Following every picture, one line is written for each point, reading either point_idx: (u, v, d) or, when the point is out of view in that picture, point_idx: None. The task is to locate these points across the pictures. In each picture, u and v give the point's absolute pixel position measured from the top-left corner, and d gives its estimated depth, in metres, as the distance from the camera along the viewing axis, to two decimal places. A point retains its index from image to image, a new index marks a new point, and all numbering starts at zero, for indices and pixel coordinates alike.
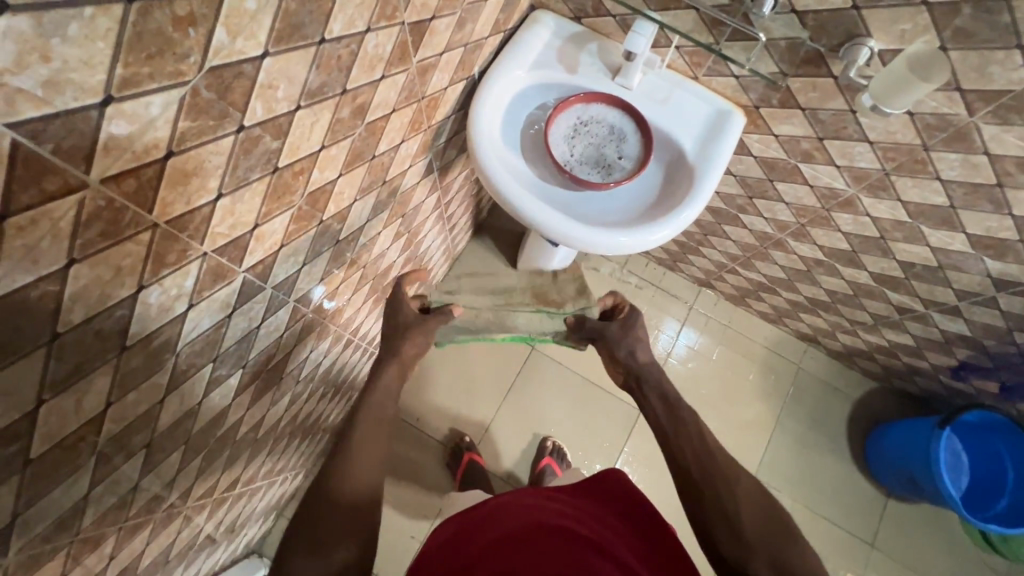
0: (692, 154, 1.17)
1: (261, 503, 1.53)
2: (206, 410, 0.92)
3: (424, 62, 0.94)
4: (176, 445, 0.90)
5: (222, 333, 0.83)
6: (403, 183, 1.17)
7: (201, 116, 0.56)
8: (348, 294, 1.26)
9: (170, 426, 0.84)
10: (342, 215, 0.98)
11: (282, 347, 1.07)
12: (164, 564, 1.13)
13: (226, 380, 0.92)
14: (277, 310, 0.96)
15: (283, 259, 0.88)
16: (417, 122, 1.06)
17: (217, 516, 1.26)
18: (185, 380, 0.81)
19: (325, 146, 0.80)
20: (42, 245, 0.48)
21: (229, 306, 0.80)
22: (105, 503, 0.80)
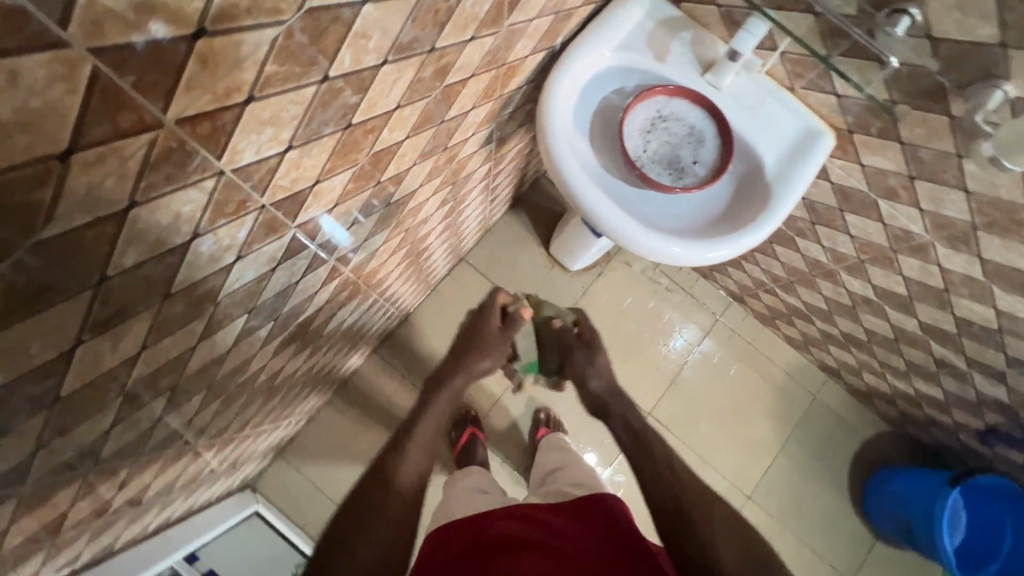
0: (771, 170, 1.09)
1: (264, 444, 1.53)
2: (232, 359, 0.89)
3: (514, 27, 0.86)
4: (199, 388, 0.87)
5: (262, 286, 0.78)
6: (462, 151, 1.10)
7: (289, 61, 0.50)
8: (385, 255, 1.21)
9: (197, 371, 0.81)
10: (398, 179, 0.92)
11: (313, 303, 1.03)
12: (168, 493, 1.14)
13: (256, 331, 0.89)
14: (317, 267, 0.91)
15: (334, 218, 0.83)
16: (491, 90, 0.98)
17: (222, 454, 1.26)
18: (219, 329, 0.77)
19: (400, 106, 0.74)
20: (106, 184, 0.43)
21: (275, 260, 0.76)
22: (124, 439, 0.78)
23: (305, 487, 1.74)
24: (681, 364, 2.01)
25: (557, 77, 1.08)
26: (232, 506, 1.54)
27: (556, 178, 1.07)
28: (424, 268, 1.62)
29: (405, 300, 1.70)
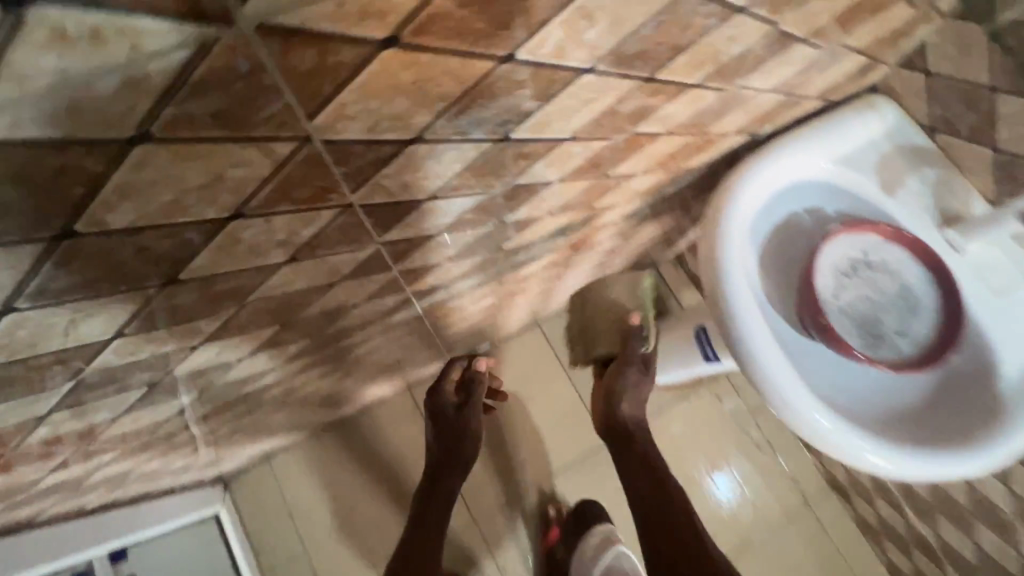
0: (1006, 382, 0.79)
1: (253, 448, 1.32)
2: (242, 367, 0.69)
3: (742, 93, 0.65)
4: (191, 389, 0.68)
5: (311, 299, 0.59)
6: (603, 216, 0.89)
7: (473, 7, 0.31)
8: (466, 301, 1.00)
9: (193, 370, 0.62)
10: (523, 224, 0.72)
11: (361, 330, 0.82)
12: (121, 478, 0.94)
13: (285, 344, 0.69)
14: (385, 293, 0.71)
15: (430, 245, 0.63)
16: (672, 159, 0.77)
17: (201, 451, 1.06)
18: (235, 334, 0.58)
19: (574, 139, 0.54)
20: (99, 89, 0.24)
21: (339, 275, 0.56)
22: (71, 426, 0.59)
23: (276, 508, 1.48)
24: (747, 543, 1.61)
25: (747, 170, 0.85)
26: (193, 502, 1.33)
27: (713, 293, 0.82)
28: (496, 322, 1.39)
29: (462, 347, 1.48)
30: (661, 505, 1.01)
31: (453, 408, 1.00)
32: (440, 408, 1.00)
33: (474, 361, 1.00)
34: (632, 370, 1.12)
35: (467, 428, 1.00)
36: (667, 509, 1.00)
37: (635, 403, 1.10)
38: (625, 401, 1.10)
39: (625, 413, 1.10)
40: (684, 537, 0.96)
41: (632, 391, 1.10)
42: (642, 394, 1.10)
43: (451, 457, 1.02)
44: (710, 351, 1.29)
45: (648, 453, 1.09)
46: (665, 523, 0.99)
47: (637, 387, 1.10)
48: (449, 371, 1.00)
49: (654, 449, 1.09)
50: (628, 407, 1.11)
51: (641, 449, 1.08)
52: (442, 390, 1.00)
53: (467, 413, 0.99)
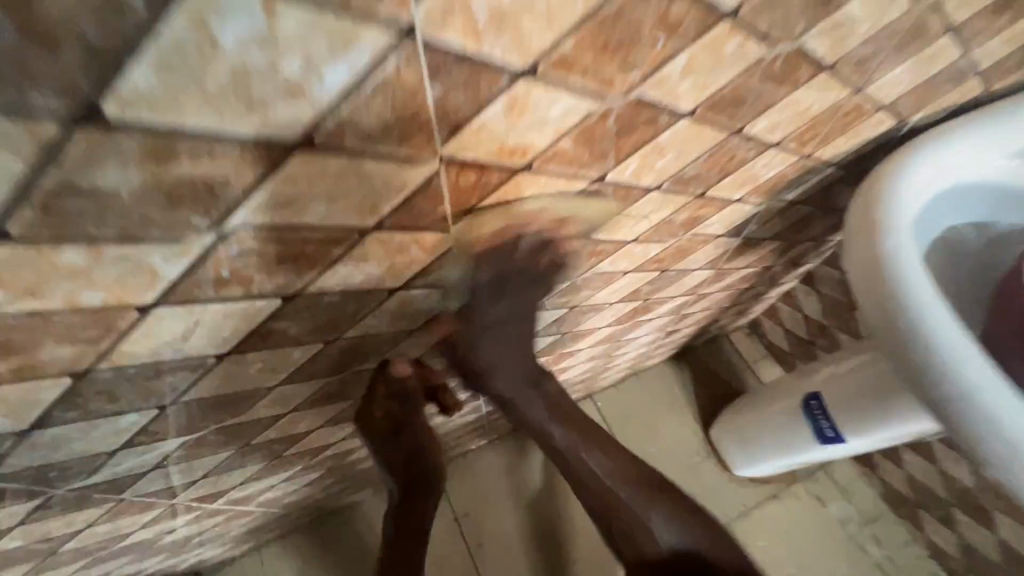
0: None
1: (236, 532, 1.04)
2: (219, 375, 0.48)
3: (926, 24, 0.49)
4: (140, 406, 0.46)
5: (327, 257, 0.39)
6: (708, 223, 0.69)
7: None
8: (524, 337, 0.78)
9: (142, 364, 0.41)
10: (622, 199, 0.53)
11: (389, 347, 0.60)
12: (47, 556, 0.69)
13: (283, 344, 0.48)
14: (431, 284, 0.50)
15: (504, 198, 0.43)
16: (811, 134, 0.59)
17: (164, 526, 0.80)
18: (207, 301, 0.38)
19: (731, 23, 0.37)
20: None
21: (373, 215, 0.37)
22: None
23: None
24: None
25: (891, 152, 0.68)
26: None
27: (869, 305, 0.61)
28: None
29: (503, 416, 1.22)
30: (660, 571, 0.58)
31: (385, 418, 0.61)
32: (371, 422, 0.62)
33: (438, 322, 0.57)
34: (499, 329, 0.55)
35: (423, 434, 0.63)
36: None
37: (553, 413, 0.59)
38: (540, 412, 0.59)
39: (482, 361, 0.56)
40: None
41: (513, 376, 0.57)
42: (549, 393, 0.60)
43: (415, 467, 0.63)
44: (828, 425, 0.98)
45: (626, 472, 0.60)
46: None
47: (501, 344, 0.55)
48: (380, 379, 0.61)
49: (605, 469, 0.59)
50: (553, 422, 0.59)
51: (607, 496, 0.59)
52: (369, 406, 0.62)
53: (406, 418, 0.62)
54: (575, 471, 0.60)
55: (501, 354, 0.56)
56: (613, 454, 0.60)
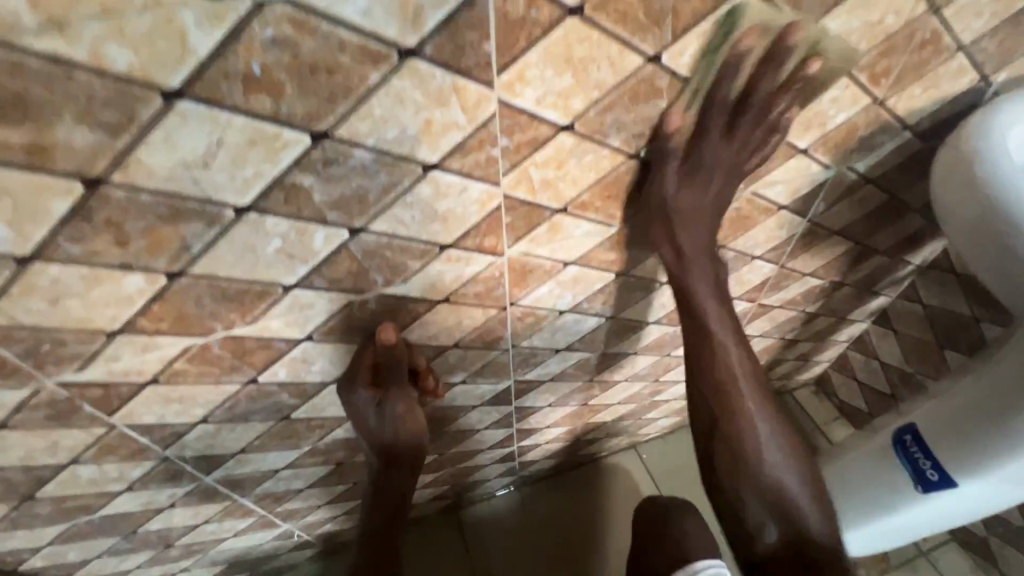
0: None
1: (232, 540, 0.94)
2: (236, 243, 0.44)
3: None
4: (149, 265, 0.43)
5: (362, 82, 0.37)
6: (770, 181, 0.64)
7: None
8: (566, 313, 0.72)
9: (158, 192, 0.39)
10: (678, 102, 0.49)
11: (419, 269, 0.55)
12: (26, 500, 0.63)
13: (307, 217, 0.45)
14: (469, 172, 0.47)
15: (553, 53, 0.41)
16: (885, 68, 0.55)
17: (155, 497, 0.73)
18: (234, 111, 0.36)
19: None
20: None
21: (414, 29, 0.36)
22: None
23: None
24: None
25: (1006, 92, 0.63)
26: None
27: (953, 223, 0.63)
28: (587, 406, 1.03)
29: (535, 447, 1.11)
30: (750, 462, 0.64)
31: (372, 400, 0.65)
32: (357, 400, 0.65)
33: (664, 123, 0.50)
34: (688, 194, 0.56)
35: (408, 423, 0.68)
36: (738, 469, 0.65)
37: (711, 292, 0.64)
38: (705, 290, 0.63)
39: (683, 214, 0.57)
40: (774, 489, 0.64)
41: (692, 248, 0.60)
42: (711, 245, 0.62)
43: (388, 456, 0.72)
44: (930, 464, 0.83)
45: (748, 376, 0.65)
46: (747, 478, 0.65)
47: (695, 189, 0.56)
48: (367, 352, 0.61)
49: (737, 356, 0.65)
50: (714, 302, 0.64)
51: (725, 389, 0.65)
52: (354, 382, 0.63)
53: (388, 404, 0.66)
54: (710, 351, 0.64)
55: (692, 215, 0.58)
56: (742, 347, 0.66)
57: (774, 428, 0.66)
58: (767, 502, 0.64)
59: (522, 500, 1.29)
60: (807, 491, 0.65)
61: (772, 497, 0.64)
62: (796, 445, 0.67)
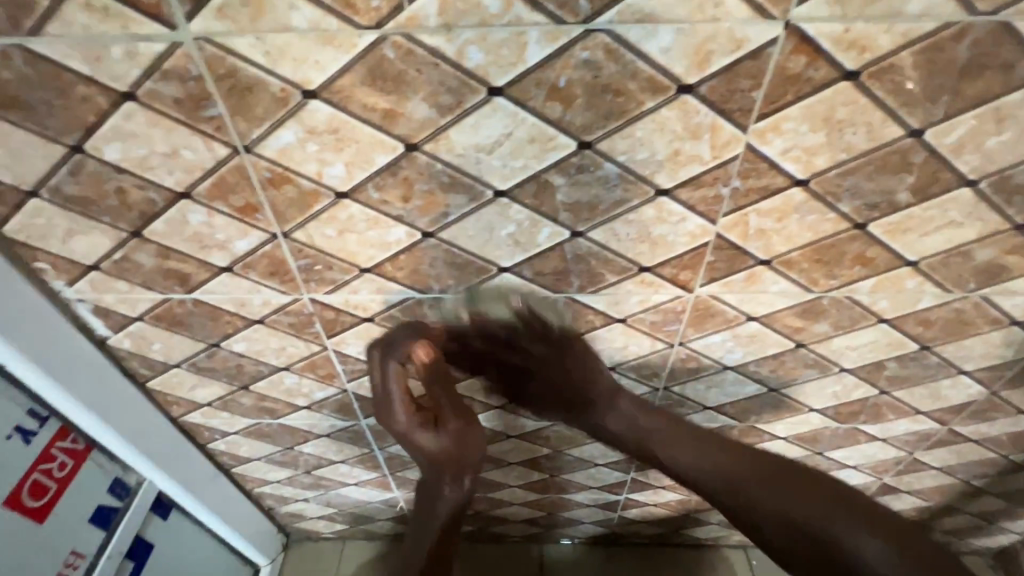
0: None
1: (351, 488, 1.05)
2: (481, 220, 0.53)
3: None
4: (415, 221, 0.53)
5: (635, 105, 0.44)
6: (1008, 291, 0.58)
7: None
8: (730, 371, 0.71)
9: (449, 164, 0.48)
10: (928, 181, 0.48)
11: (612, 283, 0.59)
12: (241, 389, 0.78)
13: (543, 211, 0.52)
14: (693, 203, 0.51)
15: (815, 111, 0.43)
16: None
17: (319, 423, 0.85)
18: (531, 112, 0.44)
19: None
20: None
21: (698, 69, 0.41)
22: (299, 168, 0.49)
23: None
24: None
25: None
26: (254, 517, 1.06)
27: None
28: None
29: (642, 506, 1.07)
30: (789, 528, 0.50)
31: (417, 423, 0.60)
32: (405, 426, 0.60)
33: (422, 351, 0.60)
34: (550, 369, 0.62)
35: (469, 440, 0.60)
36: (764, 524, 0.50)
37: (688, 450, 0.55)
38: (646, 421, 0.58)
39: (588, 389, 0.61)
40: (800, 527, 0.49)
41: (630, 428, 0.58)
42: (629, 409, 0.59)
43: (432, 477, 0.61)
44: None
45: (760, 466, 0.52)
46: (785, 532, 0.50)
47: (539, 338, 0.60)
48: (398, 381, 0.61)
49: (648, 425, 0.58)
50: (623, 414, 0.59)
51: (751, 491, 0.51)
52: (394, 407, 0.60)
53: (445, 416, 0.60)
54: (704, 470, 0.54)
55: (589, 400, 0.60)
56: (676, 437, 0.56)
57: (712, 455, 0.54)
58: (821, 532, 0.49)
59: (607, 560, 1.23)
60: (862, 533, 0.48)
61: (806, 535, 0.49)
62: (819, 489, 0.51)
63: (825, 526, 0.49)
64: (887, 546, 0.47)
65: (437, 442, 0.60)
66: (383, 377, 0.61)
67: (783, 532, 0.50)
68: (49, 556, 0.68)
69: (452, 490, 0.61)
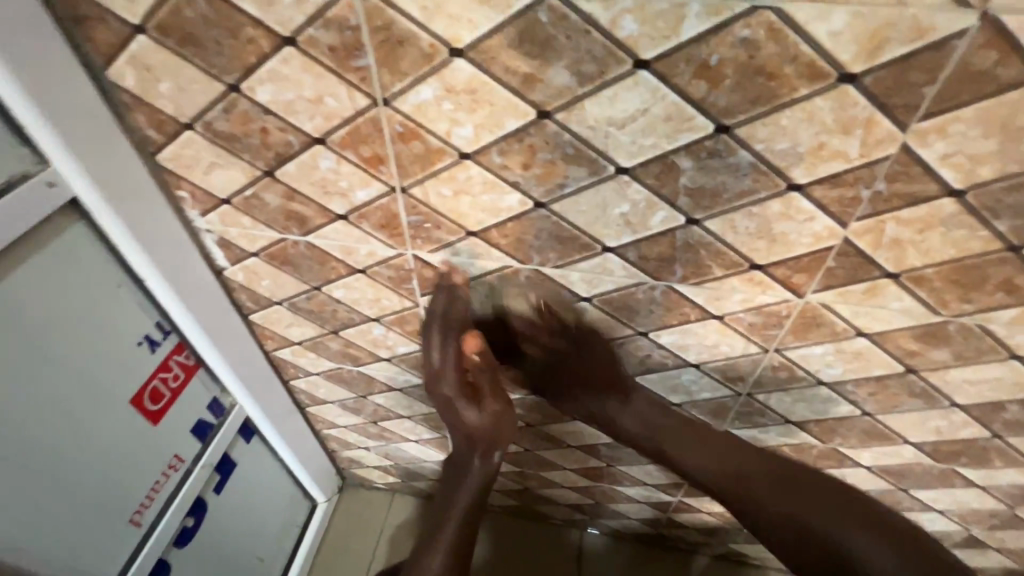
0: None
1: (410, 444, 1.09)
2: (597, 196, 0.53)
3: None
4: (530, 190, 0.54)
5: (787, 90, 0.42)
6: None
7: None
8: (823, 386, 0.67)
9: (577, 135, 0.48)
10: None
11: (718, 278, 0.57)
12: (331, 333, 0.82)
13: (662, 194, 0.51)
14: (825, 204, 0.48)
15: (992, 115, 0.40)
16: None
17: (394, 377, 0.89)
18: (673, 89, 0.43)
19: None
20: None
21: (866, 57, 0.39)
22: (430, 125, 0.51)
23: (365, 545, 1.24)
24: None
25: None
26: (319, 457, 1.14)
27: None
28: None
29: (694, 513, 1.05)
30: (778, 518, 0.61)
31: (459, 395, 0.66)
32: (448, 395, 0.67)
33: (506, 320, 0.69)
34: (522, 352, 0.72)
35: (502, 420, 0.67)
36: (763, 521, 0.62)
37: (685, 428, 0.68)
38: (665, 429, 0.68)
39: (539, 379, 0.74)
40: (784, 512, 0.60)
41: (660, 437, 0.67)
42: (644, 406, 0.69)
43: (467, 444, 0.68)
44: None
45: (757, 462, 0.64)
46: (812, 547, 0.59)
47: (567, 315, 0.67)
48: (444, 356, 0.66)
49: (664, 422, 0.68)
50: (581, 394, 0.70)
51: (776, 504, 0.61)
52: (442, 377, 0.66)
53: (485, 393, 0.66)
54: (725, 475, 0.64)
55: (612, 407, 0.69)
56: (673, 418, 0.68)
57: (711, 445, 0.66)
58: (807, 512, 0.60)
59: (645, 560, 1.23)
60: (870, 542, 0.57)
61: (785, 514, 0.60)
62: (809, 486, 0.61)
63: (813, 522, 0.59)
64: (864, 533, 0.57)
65: (472, 416, 0.67)
66: (435, 352, 0.66)
67: (780, 532, 0.61)
68: (158, 455, 0.74)
69: (480, 459, 0.68)
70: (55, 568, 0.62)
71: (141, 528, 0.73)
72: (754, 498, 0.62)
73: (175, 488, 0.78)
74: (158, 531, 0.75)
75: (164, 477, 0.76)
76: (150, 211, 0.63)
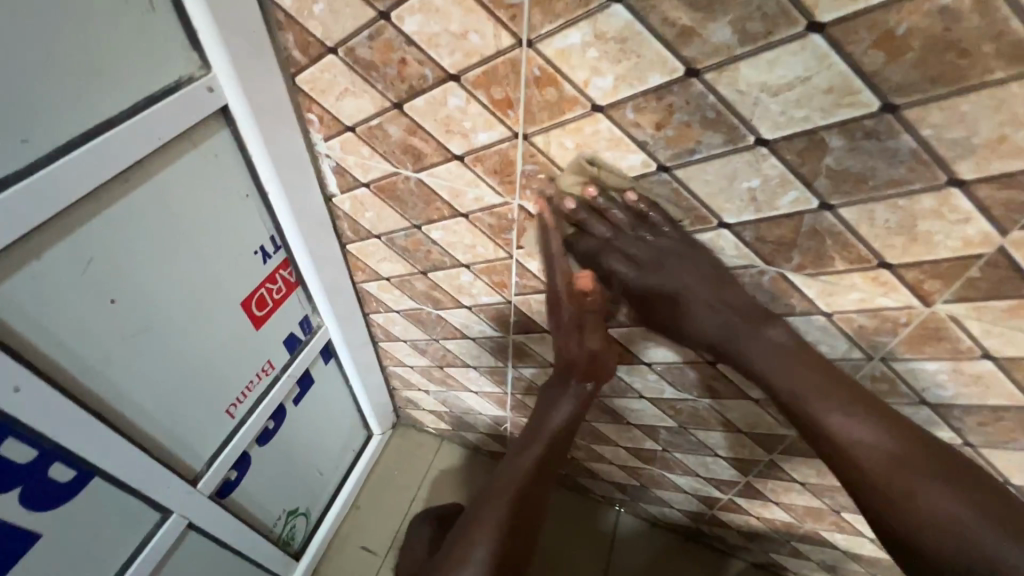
0: None
1: (469, 394, 1.13)
2: (727, 166, 0.51)
3: None
4: (657, 151, 0.53)
5: (978, 71, 0.38)
6: None
7: None
8: (927, 405, 0.63)
9: (722, 98, 0.46)
10: None
11: (839, 271, 0.54)
12: (419, 273, 0.85)
13: (800, 172, 0.48)
14: (987, 206, 0.44)
15: None
16: None
17: (471, 325, 0.91)
18: (844, 57, 0.41)
19: None
20: None
21: None
22: (570, 71, 0.50)
23: (409, 481, 1.30)
24: None
25: None
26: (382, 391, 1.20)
27: None
28: (833, 515, 0.89)
29: (743, 514, 1.02)
30: (916, 505, 0.50)
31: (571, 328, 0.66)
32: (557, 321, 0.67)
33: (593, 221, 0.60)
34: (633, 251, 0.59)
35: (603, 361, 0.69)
36: (897, 518, 0.51)
37: (788, 353, 0.56)
38: (763, 350, 0.56)
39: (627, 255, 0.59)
40: (924, 494, 0.50)
41: (792, 382, 0.55)
42: (777, 344, 0.56)
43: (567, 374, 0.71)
44: None
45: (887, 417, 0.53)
46: (932, 535, 0.50)
47: (684, 268, 0.57)
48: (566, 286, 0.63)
49: (771, 338, 0.56)
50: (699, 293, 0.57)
51: (912, 484, 0.51)
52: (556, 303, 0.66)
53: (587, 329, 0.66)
54: (847, 423, 0.53)
55: (738, 329, 0.57)
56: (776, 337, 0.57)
57: (832, 390, 0.54)
58: (950, 493, 0.50)
59: (679, 551, 1.22)
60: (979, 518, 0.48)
61: (924, 499, 0.50)
62: (947, 465, 0.51)
63: (953, 513, 0.49)
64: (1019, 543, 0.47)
65: (574, 348, 0.68)
66: (558, 276, 0.63)
67: (920, 530, 0.50)
68: (257, 357, 0.80)
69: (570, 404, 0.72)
70: (165, 438, 0.69)
71: (234, 420, 0.79)
72: (890, 474, 0.51)
73: (264, 390, 0.84)
74: (247, 425, 0.81)
75: (258, 378, 0.82)
76: (283, 128, 0.67)
